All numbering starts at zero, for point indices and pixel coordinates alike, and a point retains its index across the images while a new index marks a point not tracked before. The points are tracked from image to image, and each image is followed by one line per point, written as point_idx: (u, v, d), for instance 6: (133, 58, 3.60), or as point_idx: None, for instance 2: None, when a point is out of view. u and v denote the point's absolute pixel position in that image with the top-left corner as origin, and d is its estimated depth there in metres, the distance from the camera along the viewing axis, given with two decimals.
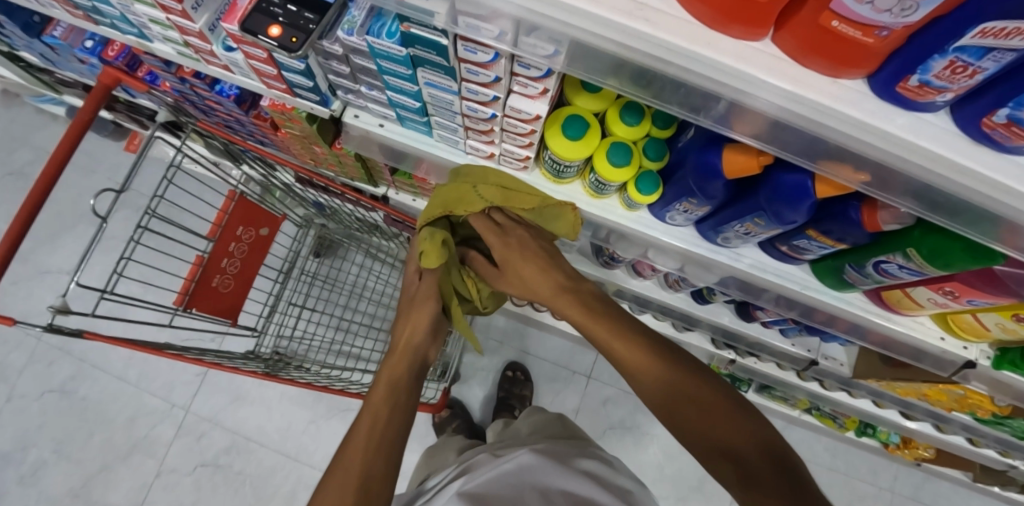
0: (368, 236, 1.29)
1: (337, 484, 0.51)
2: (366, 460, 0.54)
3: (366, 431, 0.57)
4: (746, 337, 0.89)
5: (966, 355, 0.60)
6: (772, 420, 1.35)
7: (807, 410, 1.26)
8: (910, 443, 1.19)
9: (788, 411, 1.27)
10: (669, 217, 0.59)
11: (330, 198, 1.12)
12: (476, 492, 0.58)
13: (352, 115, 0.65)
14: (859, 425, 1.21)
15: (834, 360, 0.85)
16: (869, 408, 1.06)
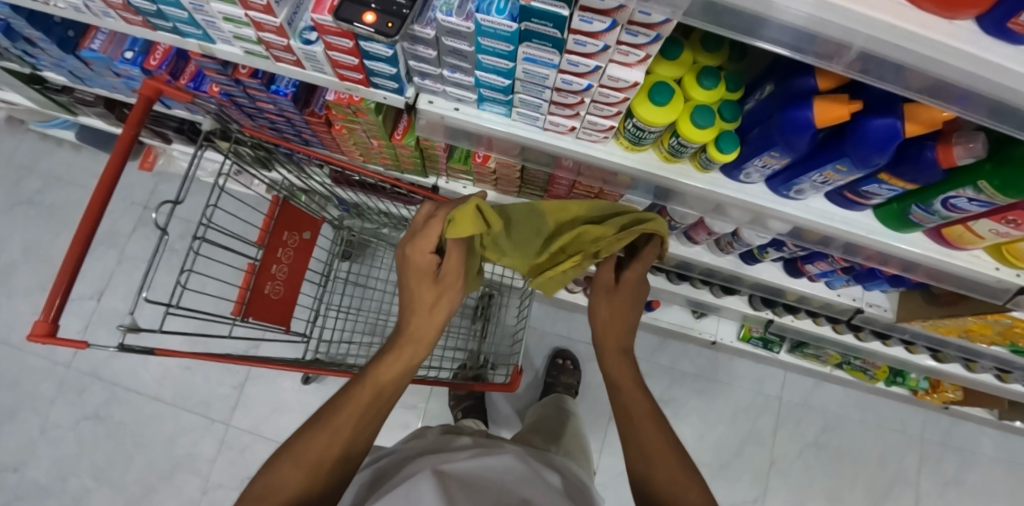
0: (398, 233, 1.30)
1: (321, 441, 0.48)
2: (357, 438, 0.50)
3: (369, 399, 0.52)
4: (792, 293, 0.94)
5: (1020, 282, 0.64)
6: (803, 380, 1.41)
7: (839, 366, 1.32)
8: (939, 387, 1.28)
9: (821, 369, 1.34)
10: (745, 175, 0.62)
11: (366, 196, 1.14)
12: (458, 477, 0.53)
13: (427, 101, 0.66)
14: (890, 375, 1.29)
15: (879, 306, 0.91)
16: (903, 356, 1.13)
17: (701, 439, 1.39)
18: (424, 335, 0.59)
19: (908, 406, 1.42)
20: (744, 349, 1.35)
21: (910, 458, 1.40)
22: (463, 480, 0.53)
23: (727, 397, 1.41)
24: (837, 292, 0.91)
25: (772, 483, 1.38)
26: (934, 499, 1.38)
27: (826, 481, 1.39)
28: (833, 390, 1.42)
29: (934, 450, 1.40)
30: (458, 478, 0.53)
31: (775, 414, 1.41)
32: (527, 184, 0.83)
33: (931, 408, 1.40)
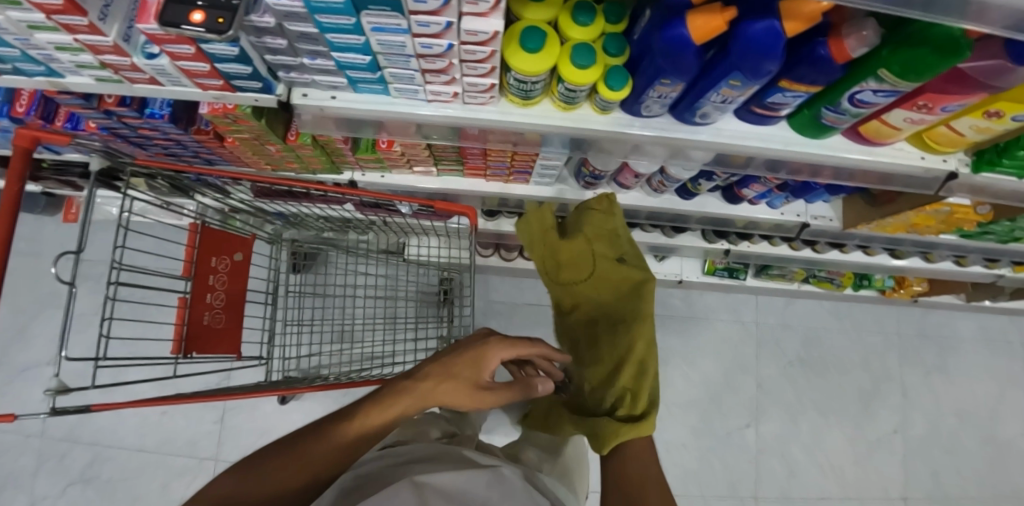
0: (343, 236, 1.27)
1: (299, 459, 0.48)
2: (308, 466, 0.48)
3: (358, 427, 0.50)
4: (737, 220, 0.92)
5: (947, 167, 0.63)
6: (774, 301, 1.43)
7: (806, 280, 1.34)
8: (905, 283, 1.30)
9: (789, 286, 1.35)
10: (645, 109, 0.58)
11: (295, 205, 1.10)
12: (440, 487, 0.40)
13: (300, 94, 0.62)
14: (856, 281, 1.31)
15: (824, 218, 0.90)
16: (863, 259, 1.14)
17: (688, 377, 1.40)
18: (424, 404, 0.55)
19: (882, 306, 1.44)
20: (711, 283, 1.36)
21: (891, 354, 1.43)
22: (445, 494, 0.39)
23: (707, 332, 1.41)
24: (781, 211, 0.89)
25: (764, 405, 1.40)
26: (920, 388, 1.42)
27: (817, 393, 1.41)
28: (806, 304, 1.44)
29: (913, 342, 1.43)
30: (443, 490, 0.40)
31: (754, 340, 1.42)
32: (441, 160, 0.79)
33: (903, 304, 1.43)
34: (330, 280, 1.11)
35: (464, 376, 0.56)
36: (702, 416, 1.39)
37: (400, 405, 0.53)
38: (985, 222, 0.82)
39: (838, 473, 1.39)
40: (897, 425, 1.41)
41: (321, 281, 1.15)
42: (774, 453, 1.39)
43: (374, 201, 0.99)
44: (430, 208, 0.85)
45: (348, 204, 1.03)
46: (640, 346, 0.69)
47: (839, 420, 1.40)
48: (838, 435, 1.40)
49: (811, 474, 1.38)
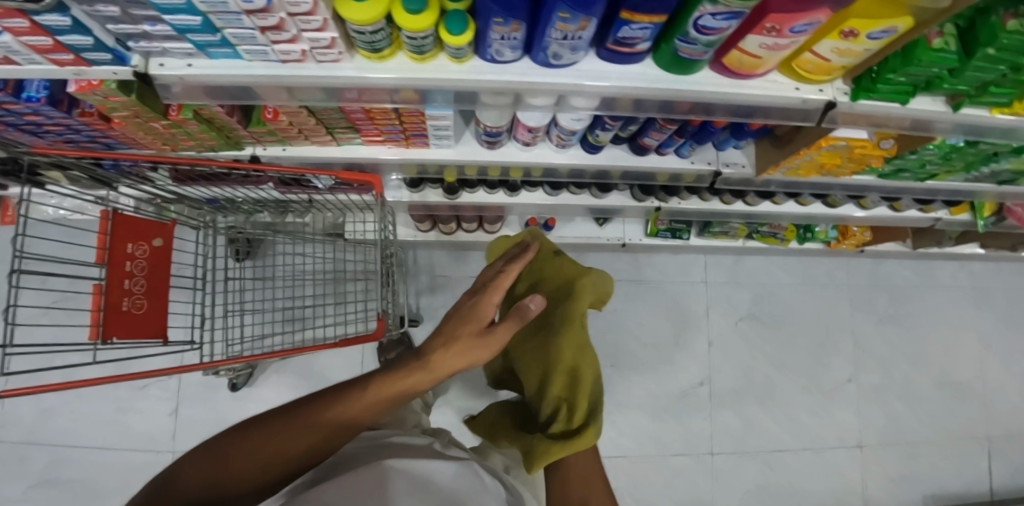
0: (282, 219, 1.27)
1: (301, 430, 0.52)
2: (292, 445, 0.51)
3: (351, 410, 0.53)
4: (651, 173, 0.92)
5: (823, 97, 0.62)
6: (724, 258, 1.50)
7: (750, 236, 1.38)
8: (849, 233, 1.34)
9: (734, 244, 1.39)
10: (496, 54, 0.56)
11: (223, 189, 1.10)
12: (407, 472, 0.49)
13: (158, 64, 0.61)
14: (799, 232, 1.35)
15: (738, 165, 0.90)
16: (796, 210, 1.18)
17: (640, 339, 1.45)
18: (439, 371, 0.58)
19: (828, 259, 1.54)
20: (656, 244, 1.40)
21: (841, 305, 1.53)
22: (410, 482, 0.48)
23: (659, 293, 1.46)
24: (691, 160, 0.89)
25: (714, 360, 1.46)
26: (870, 337, 1.53)
27: (770, 348, 1.49)
28: (755, 260, 1.51)
29: (864, 290, 1.54)
30: (409, 478, 0.48)
31: (705, 297, 1.48)
32: (334, 128, 0.78)
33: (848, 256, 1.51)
34: (269, 263, 1.12)
35: (467, 331, 0.60)
36: (655, 378, 1.44)
37: (395, 382, 0.56)
38: (890, 156, 0.81)
39: (794, 421, 1.46)
40: (850, 376, 1.50)
41: (262, 265, 1.16)
42: (728, 407, 1.45)
43: (292, 178, 0.99)
44: (333, 178, 0.85)
45: (269, 183, 1.04)
46: (572, 351, 0.84)
47: (793, 373, 1.49)
48: (791, 386, 1.48)
49: (766, 425, 1.45)
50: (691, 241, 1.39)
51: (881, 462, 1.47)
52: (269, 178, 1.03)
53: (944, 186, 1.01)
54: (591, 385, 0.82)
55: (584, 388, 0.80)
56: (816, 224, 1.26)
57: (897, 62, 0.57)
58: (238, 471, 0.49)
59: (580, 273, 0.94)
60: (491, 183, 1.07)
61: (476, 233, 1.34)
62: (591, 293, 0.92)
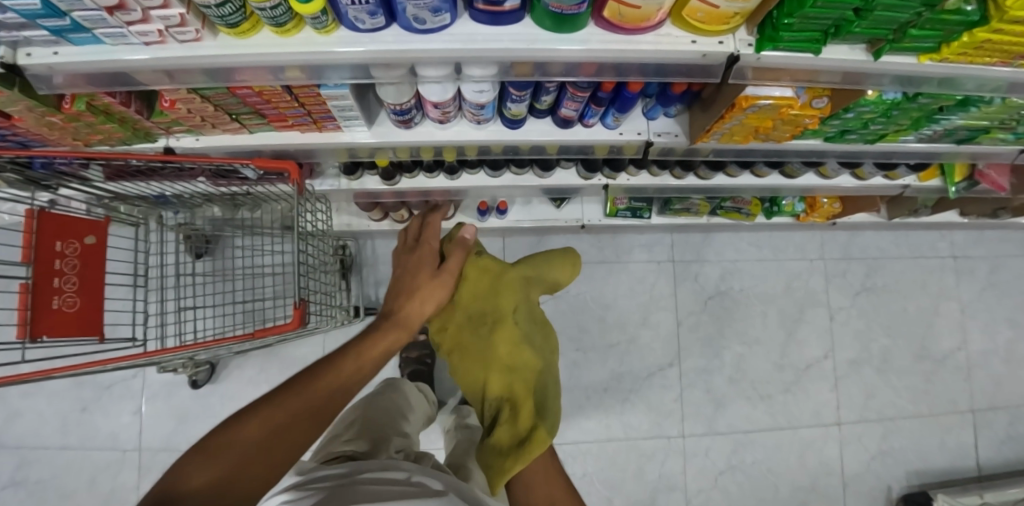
0: (235, 214, 1.26)
1: (299, 399, 0.61)
2: (294, 428, 0.58)
3: (335, 383, 0.66)
4: (581, 146, 0.88)
5: (722, 50, 0.58)
6: (694, 236, 1.60)
7: (716, 213, 1.46)
8: (815, 206, 1.48)
9: (700, 220, 1.47)
10: (361, 23, 0.53)
11: (167, 185, 1.09)
12: None
13: (24, 53, 0.57)
14: (766, 206, 1.45)
15: (670, 134, 0.86)
16: (754, 181, 1.20)
17: (614, 319, 1.56)
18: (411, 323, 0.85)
19: (801, 230, 1.67)
20: (616, 224, 1.43)
21: (815, 279, 1.70)
22: None
23: (630, 274, 1.57)
24: (619, 131, 0.86)
25: (683, 344, 1.58)
26: (847, 310, 1.74)
27: (741, 325, 1.63)
28: (725, 237, 1.62)
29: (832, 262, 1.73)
30: None
31: (671, 275, 1.58)
32: (237, 115, 0.75)
33: (821, 227, 1.64)
34: (225, 259, 1.12)
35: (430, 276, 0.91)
36: (621, 360, 1.55)
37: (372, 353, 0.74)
38: (826, 115, 0.79)
39: (763, 395, 1.65)
40: (826, 351, 1.71)
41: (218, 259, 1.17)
42: (696, 382, 1.59)
43: (221, 170, 0.96)
44: (247, 165, 0.82)
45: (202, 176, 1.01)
46: (504, 344, 0.89)
47: (766, 348, 1.65)
48: (763, 361, 1.65)
49: (727, 393, 1.61)
50: (654, 219, 1.44)
51: (860, 437, 1.70)
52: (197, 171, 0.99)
53: (895, 149, 0.97)
54: (530, 381, 0.88)
55: (520, 387, 0.87)
56: (782, 195, 1.27)
57: (794, 6, 0.51)
58: (245, 457, 0.53)
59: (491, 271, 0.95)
60: (429, 167, 1.04)
61: (429, 220, 1.33)
62: (507, 291, 0.94)
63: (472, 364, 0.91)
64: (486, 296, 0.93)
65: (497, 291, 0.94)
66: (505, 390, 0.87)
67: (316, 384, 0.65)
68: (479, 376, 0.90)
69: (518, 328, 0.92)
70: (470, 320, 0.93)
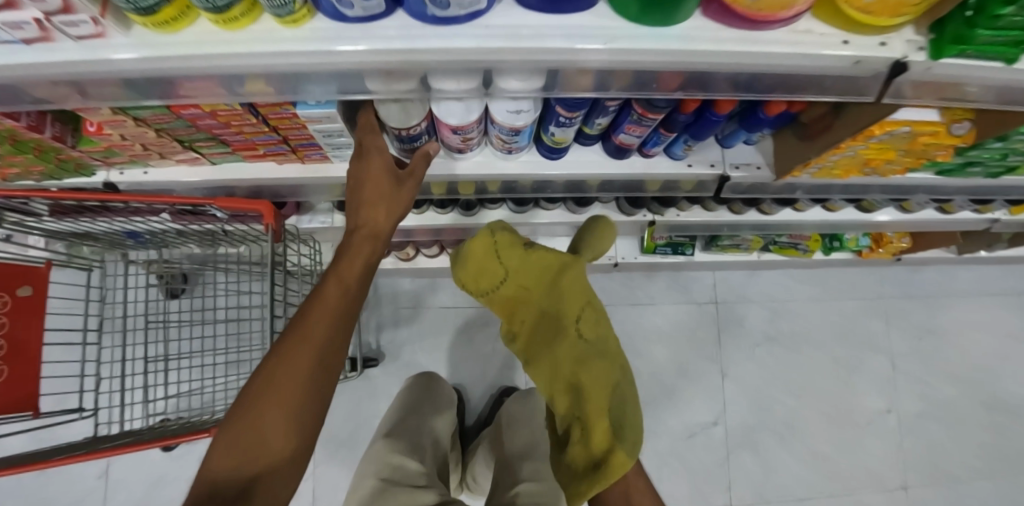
0: (217, 250, 1.07)
1: (284, 364, 0.47)
2: (310, 389, 0.47)
3: (329, 303, 0.51)
4: (636, 182, 0.70)
5: (887, 54, 0.39)
6: (738, 273, 1.40)
7: (767, 249, 1.27)
8: (881, 241, 1.28)
9: (748, 257, 1.27)
10: (344, 8, 0.35)
11: (134, 221, 0.90)
12: None
13: None
14: (826, 243, 1.26)
15: (750, 166, 0.68)
16: (823, 216, 1.01)
17: (649, 370, 1.34)
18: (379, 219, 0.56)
19: (857, 267, 1.46)
20: (652, 261, 1.24)
21: (870, 320, 1.49)
22: None
23: (667, 316, 1.37)
24: (688, 162, 0.67)
25: (729, 398, 1.37)
26: (910, 355, 1.51)
27: (792, 375, 1.41)
28: (773, 273, 1.41)
29: (892, 302, 1.51)
30: None
31: (714, 318, 1.38)
32: (191, 141, 0.56)
33: (882, 263, 1.44)
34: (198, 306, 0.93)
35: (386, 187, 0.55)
36: (658, 416, 1.33)
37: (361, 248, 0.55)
38: (963, 147, 0.60)
39: (817, 456, 1.42)
40: (888, 405, 1.49)
41: (192, 303, 0.97)
42: (743, 442, 1.37)
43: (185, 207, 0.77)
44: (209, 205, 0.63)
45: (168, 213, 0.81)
46: (575, 361, 0.64)
47: (818, 399, 1.43)
48: (815, 414, 1.43)
49: (779, 454, 1.39)
50: (696, 256, 1.25)
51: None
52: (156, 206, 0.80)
53: (1018, 183, 0.78)
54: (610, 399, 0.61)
55: (603, 424, 0.58)
56: (843, 232, 1.09)
57: None
58: (274, 449, 0.46)
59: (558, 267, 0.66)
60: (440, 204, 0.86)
61: (439, 257, 1.14)
62: (580, 294, 0.65)
63: (543, 368, 0.69)
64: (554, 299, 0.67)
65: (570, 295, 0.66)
66: (576, 403, 0.63)
67: (310, 313, 0.50)
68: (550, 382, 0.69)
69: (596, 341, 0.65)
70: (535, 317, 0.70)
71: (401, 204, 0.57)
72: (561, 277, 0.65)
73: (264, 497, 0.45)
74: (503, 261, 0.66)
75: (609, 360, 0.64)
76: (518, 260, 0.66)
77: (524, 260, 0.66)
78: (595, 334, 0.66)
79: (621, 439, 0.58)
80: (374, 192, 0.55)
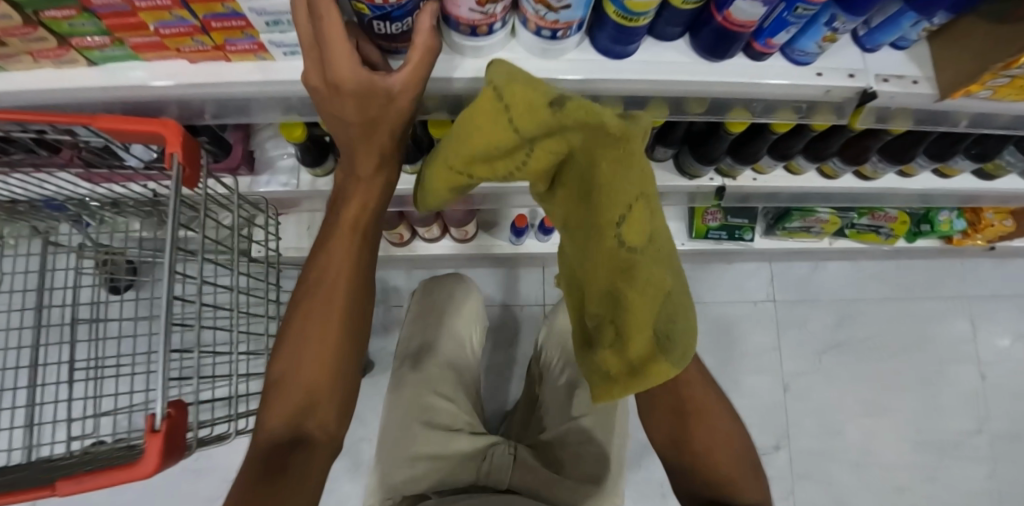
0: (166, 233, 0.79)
1: (306, 333, 0.47)
2: (340, 358, 0.47)
3: (338, 266, 0.48)
4: (735, 103, 0.47)
5: None
6: (797, 267, 1.17)
7: (840, 234, 1.03)
8: (979, 225, 1.03)
9: (818, 245, 1.04)
10: None
11: (42, 183, 0.63)
12: None
13: None
14: (912, 225, 1.02)
15: (903, 79, 0.46)
16: (933, 182, 0.78)
17: None
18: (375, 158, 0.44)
19: (939, 259, 1.21)
20: (702, 249, 1.01)
21: (957, 325, 1.20)
22: None
23: (715, 319, 1.13)
24: (816, 69, 0.44)
25: (793, 418, 1.12)
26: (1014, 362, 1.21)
27: (867, 388, 1.15)
28: (839, 265, 1.18)
29: (981, 305, 1.22)
30: None
31: (772, 321, 1.14)
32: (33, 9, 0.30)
33: (968, 255, 1.20)
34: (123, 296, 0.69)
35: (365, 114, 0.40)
36: None
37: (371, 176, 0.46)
38: None
39: (903, 496, 1.12)
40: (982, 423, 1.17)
41: (120, 293, 0.74)
42: (810, 471, 1.11)
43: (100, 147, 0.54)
44: (78, 124, 0.38)
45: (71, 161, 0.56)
46: (611, 271, 0.36)
47: (898, 421, 1.15)
48: (897, 440, 1.14)
49: (858, 491, 1.11)
50: (755, 243, 1.01)
51: None
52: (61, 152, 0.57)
53: None
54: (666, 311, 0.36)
55: (650, 332, 0.36)
56: (936, 205, 0.87)
57: None
58: (318, 417, 0.46)
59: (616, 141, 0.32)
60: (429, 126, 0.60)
61: (440, 242, 0.91)
62: (638, 175, 0.33)
63: (573, 245, 0.41)
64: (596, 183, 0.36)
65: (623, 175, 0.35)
66: (612, 300, 0.37)
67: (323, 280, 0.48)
68: (576, 263, 0.42)
69: (657, 236, 0.35)
70: (569, 187, 0.38)
71: (398, 128, 0.42)
72: (621, 155, 0.32)
73: (319, 445, 0.45)
74: (508, 113, 0.31)
75: (669, 257, 0.37)
76: (534, 118, 0.31)
77: (546, 124, 0.31)
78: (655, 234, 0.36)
79: (680, 348, 0.36)
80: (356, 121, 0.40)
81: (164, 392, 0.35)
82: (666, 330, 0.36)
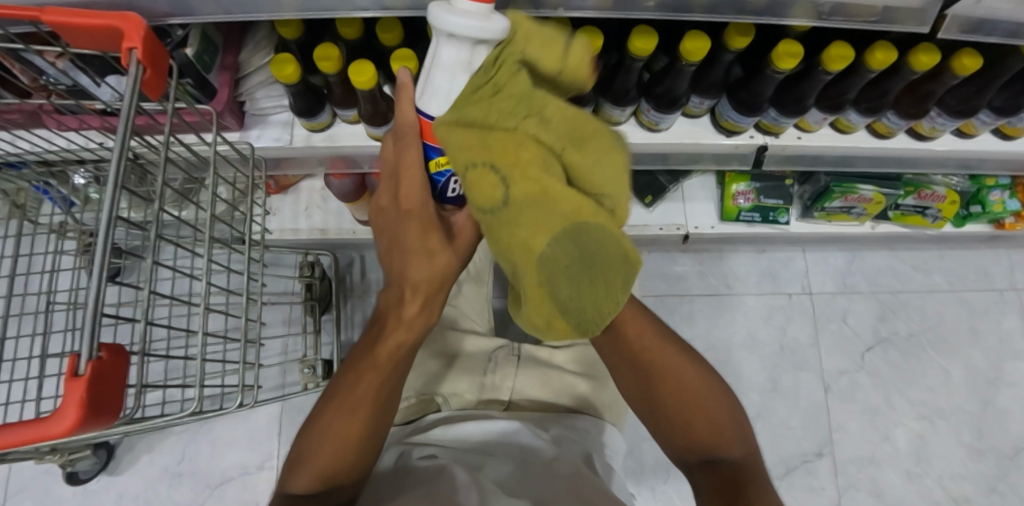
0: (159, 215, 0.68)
1: (342, 401, 0.44)
2: (371, 425, 0.44)
3: (379, 364, 0.43)
4: (795, 15, 0.42)
5: None
6: (833, 256, 1.09)
7: (882, 217, 0.95)
8: None
9: (859, 229, 0.95)
10: None
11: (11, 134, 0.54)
12: None
13: None
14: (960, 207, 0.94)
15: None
16: (996, 141, 0.70)
17: (730, 380, 1.00)
18: (426, 278, 0.39)
19: (984, 249, 1.12)
20: (734, 234, 0.94)
21: (1013, 321, 1.09)
22: None
23: (748, 312, 1.04)
24: None
25: (837, 419, 1.02)
26: None
27: (916, 389, 1.04)
28: (877, 257, 1.10)
29: None
30: None
31: (808, 314, 1.06)
32: None
33: (1017, 245, 1.11)
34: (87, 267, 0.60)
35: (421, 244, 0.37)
36: None
37: (413, 317, 0.41)
38: None
39: None
40: None
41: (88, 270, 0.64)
42: (860, 481, 0.99)
43: (70, 86, 0.46)
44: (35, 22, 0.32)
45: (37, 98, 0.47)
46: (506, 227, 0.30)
47: (955, 426, 1.03)
48: (955, 446, 1.02)
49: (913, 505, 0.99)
50: (791, 225, 0.93)
51: None
52: (31, 96, 0.50)
53: None
54: (578, 276, 0.25)
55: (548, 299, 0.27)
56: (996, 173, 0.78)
57: None
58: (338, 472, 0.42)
59: (449, 131, 0.25)
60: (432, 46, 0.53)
61: None
62: (506, 149, 0.23)
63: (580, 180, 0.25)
64: (593, 135, 0.25)
65: (574, 140, 0.24)
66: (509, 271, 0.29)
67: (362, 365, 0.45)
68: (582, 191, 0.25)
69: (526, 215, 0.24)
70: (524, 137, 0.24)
71: (447, 265, 0.39)
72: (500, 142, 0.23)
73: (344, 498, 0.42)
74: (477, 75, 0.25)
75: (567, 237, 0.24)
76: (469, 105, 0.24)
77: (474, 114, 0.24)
78: (549, 215, 0.23)
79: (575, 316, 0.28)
80: (414, 245, 0.37)
81: (92, 330, 0.27)
82: (560, 299, 0.27)
